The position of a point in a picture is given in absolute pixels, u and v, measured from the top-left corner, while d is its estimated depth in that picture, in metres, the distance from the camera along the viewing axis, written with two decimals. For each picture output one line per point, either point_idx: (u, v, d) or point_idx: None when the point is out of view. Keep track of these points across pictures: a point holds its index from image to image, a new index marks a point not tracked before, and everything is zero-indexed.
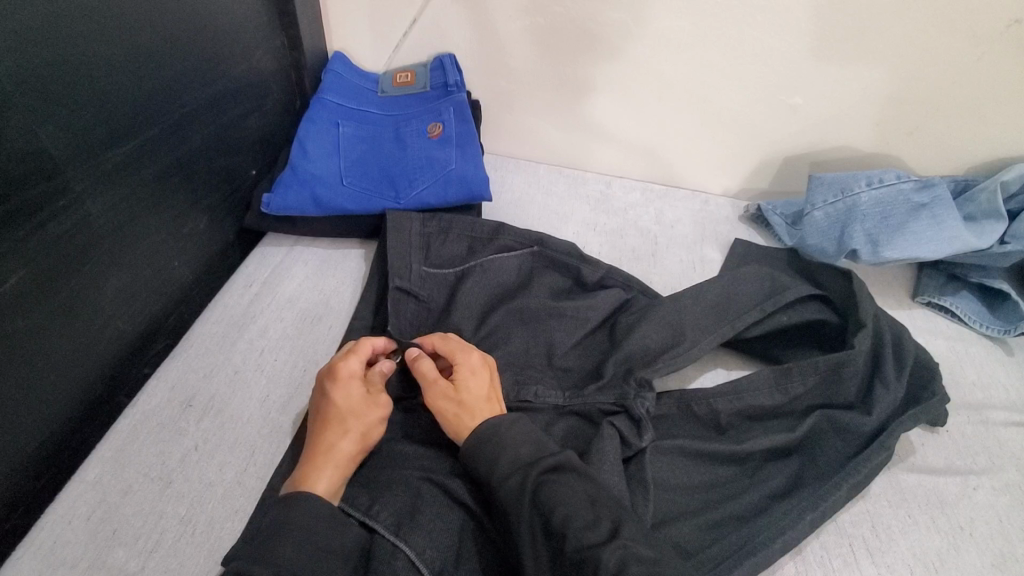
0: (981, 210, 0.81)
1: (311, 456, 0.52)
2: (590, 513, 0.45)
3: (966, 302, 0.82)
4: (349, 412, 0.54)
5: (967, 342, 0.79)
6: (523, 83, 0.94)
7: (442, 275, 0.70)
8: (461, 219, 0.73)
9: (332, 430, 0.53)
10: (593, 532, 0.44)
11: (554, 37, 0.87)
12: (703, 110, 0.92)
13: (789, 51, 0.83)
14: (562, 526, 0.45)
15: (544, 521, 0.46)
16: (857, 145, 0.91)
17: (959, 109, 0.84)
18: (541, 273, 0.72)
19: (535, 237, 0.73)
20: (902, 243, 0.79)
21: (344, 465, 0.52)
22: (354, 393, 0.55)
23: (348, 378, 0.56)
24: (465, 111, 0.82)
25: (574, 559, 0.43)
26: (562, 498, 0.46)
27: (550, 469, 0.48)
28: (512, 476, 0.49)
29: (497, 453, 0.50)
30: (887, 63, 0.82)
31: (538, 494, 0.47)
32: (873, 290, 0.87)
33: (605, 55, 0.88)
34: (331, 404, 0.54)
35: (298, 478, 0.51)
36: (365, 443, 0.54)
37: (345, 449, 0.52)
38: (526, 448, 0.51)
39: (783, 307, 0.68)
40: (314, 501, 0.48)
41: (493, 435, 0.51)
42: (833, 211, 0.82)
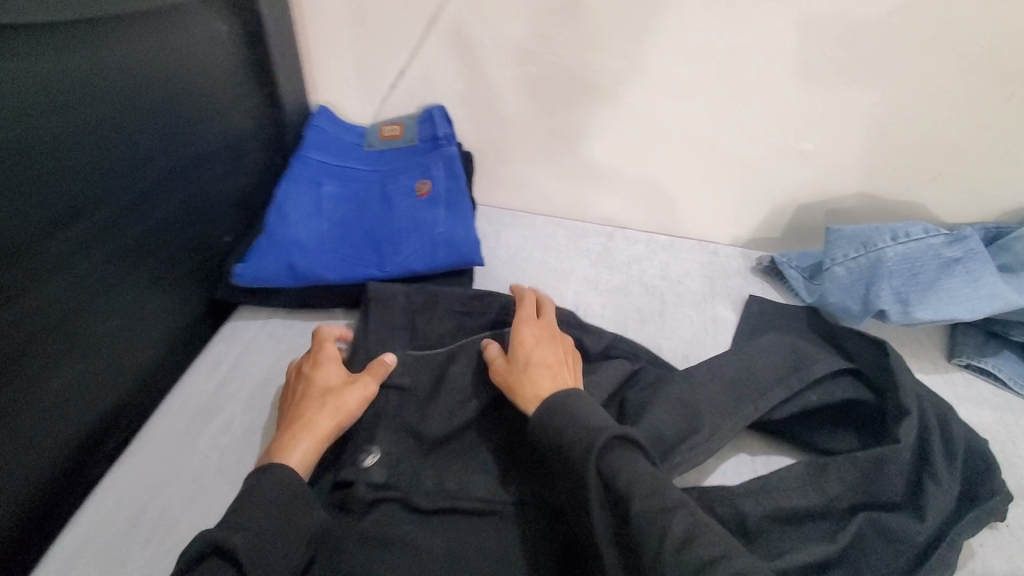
0: (1020, 260, 0.76)
1: (291, 429, 0.56)
2: (655, 482, 0.47)
3: (1008, 363, 0.75)
4: (326, 390, 0.59)
5: (1015, 412, 0.72)
6: (518, 133, 0.89)
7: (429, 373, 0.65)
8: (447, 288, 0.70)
9: (302, 411, 0.58)
10: (657, 501, 0.46)
11: (550, 86, 0.83)
12: (713, 160, 0.86)
13: (804, 96, 0.78)
14: (627, 490, 0.46)
15: (609, 484, 0.47)
16: (876, 192, 0.85)
17: (989, 155, 0.78)
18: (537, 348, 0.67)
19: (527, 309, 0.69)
20: (935, 301, 0.72)
21: (320, 437, 0.55)
22: (332, 373, 0.61)
23: (326, 361, 0.62)
24: (455, 166, 0.78)
25: (637, 521, 0.45)
26: (624, 468, 0.47)
27: (615, 438, 0.49)
28: (578, 442, 0.49)
29: (563, 424, 0.51)
30: (907, 107, 0.76)
31: (604, 463, 0.48)
32: (905, 347, 0.79)
33: (603, 103, 0.83)
34: (310, 383, 0.60)
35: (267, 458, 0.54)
36: (334, 420, 0.57)
37: (310, 424, 0.56)
38: (598, 416, 0.52)
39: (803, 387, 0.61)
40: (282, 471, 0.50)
41: (566, 404, 0.53)
42: (855, 267, 0.76)
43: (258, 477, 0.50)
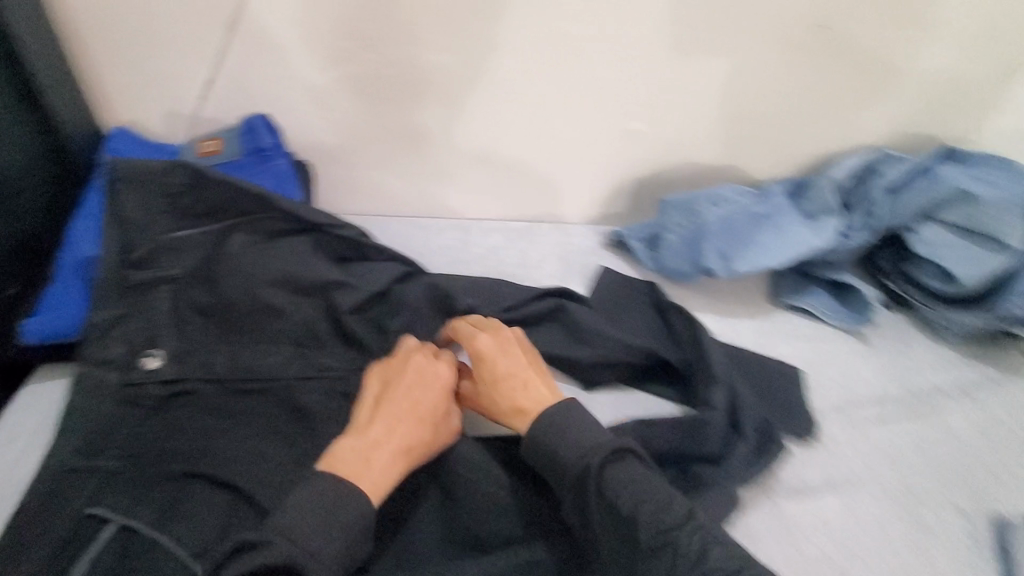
0: (822, 207, 0.86)
1: (364, 457, 0.55)
2: (655, 496, 0.53)
3: (819, 299, 0.85)
4: (418, 426, 0.59)
5: (829, 339, 0.81)
6: (352, 137, 0.85)
7: (256, 368, 0.64)
8: (272, 285, 0.65)
9: (430, 403, 0.60)
10: (669, 513, 0.52)
11: (375, 85, 0.80)
12: (548, 145, 0.88)
13: (619, 77, 0.82)
14: (631, 510, 0.52)
15: (609, 502, 0.53)
16: (701, 159, 0.91)
17: (786, 115, 0.87)
18: (376, 324, 0.69)
19: (367, 289, 0.69)
20: (752, 255, 0.79)
21: (393, 473, 0.56)
22: (400, 404, 0.59)
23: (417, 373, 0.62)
24: (288, 184, 0.78)
25: (649, 542, 0.51)
26: (618, 484, 0.53)
27: (614, 455, 0.54)
28: (575, 458, 0.55)
29: (556, 441, 0.56)
30: (710, 79, 0.82)
31: (602, 480, 0.54)
32: (738, 295, 0.86)
33: (431, 98, 0.82)
34: (371, 416, 0.59)
35: (343, 460, 0.55)
36: (424, 443, 0.59)
37: (392, 453, 0.56)
38: (587, 432, 0.56)
39: (551, 310, 0.73)
40: (359, 503, 0.52)
41: (552, 425, 0.57)
42: (684, 233, 0.82)
43: (340, 497, 0.52)
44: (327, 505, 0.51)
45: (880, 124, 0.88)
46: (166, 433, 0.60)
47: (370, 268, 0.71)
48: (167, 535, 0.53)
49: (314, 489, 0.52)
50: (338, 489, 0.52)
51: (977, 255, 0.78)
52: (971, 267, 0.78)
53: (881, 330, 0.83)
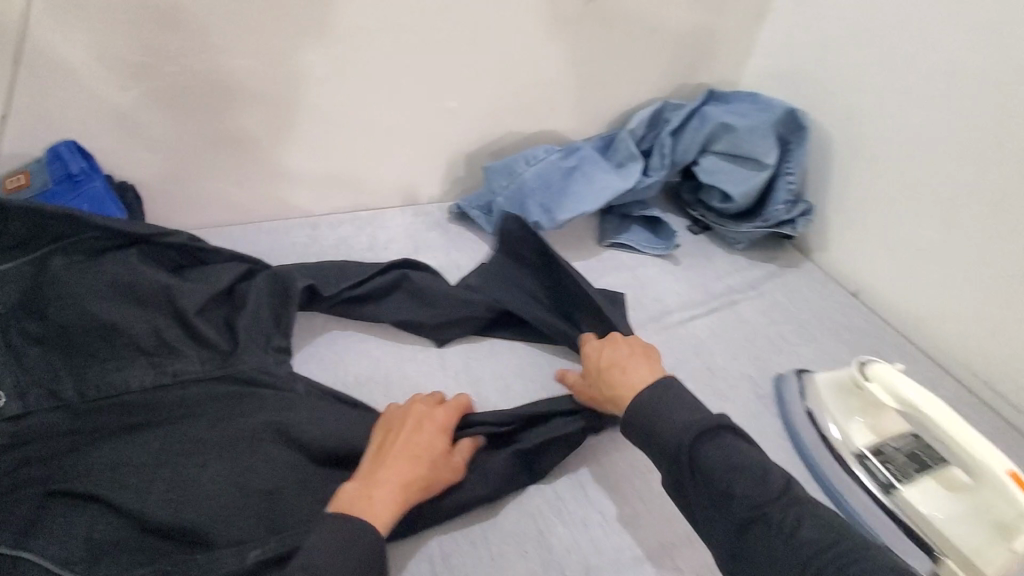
0: (625, 155, 0.99)
1: (365, 500, 0.54)
2: (749, 470, 0.52)
3: (636, 233, 0.98)
4: (427, 457, 0.59)
5: (646, 265, 0.95)
6: (175, 151, 0.86)
7: (106, 385, 0.63)
8: (108, 299, 0.65)
9: (428, 442, 0.60)
10: (758, 490, 0.51)
11: (187, 96, 0.81)
12: (376, 133, 0.94)
13: (426, 63, 0.89)
14: (727, 485, 0.52)
15: (705, 480, 0.53)
16: (520, 129, 1.02)
17: (582, 80, 0.99)
18: (224, 323, 0.72)
19: (208, 291, 0.71)
20: (568, 204, 0.91)
21: (398, 513, 0.55)
22: (437, 440, 0.61)
23: (428, 418, 0.63)
24: (109, 205, 0.79)
25: (746, 514, 0.50)
26: (713, 462, 0.53)
27: (710, 433, 0.54)
28: (681, 433, 0.55)
29: (654, 418, 0.57)
30: (508, 56, 0.93)
31: (699, 454, 0.54)
32: (570, 243, 0.97)
33: (249, 103, 0.85)
34: (420, 440, 0.60)
35: (349, 500, 0.54)
36: (423, 475, 0.58)
37: (392, 488, 0.55)
38: (681, 414, 0.57)
39: (395, 282, 0.79)
40: (365, 537, 0.51)
41: (649, 407, 0.58)
42: (510, 194, 0.92)
43: (349, 536, 0.51)
44: (335, 542, 0.50)
45: (658, 78, 1.04)
46: (15, 466, 0.58)
47: (208, 271, 0.73)
48: (32, 551, 0.51)
49: (321, 531, 0.51)
50: (344, 529, 0.51)
51: (743, 176, 0.95)
52: (739, 186, 0.94)
53: (687, 251, 0.99)
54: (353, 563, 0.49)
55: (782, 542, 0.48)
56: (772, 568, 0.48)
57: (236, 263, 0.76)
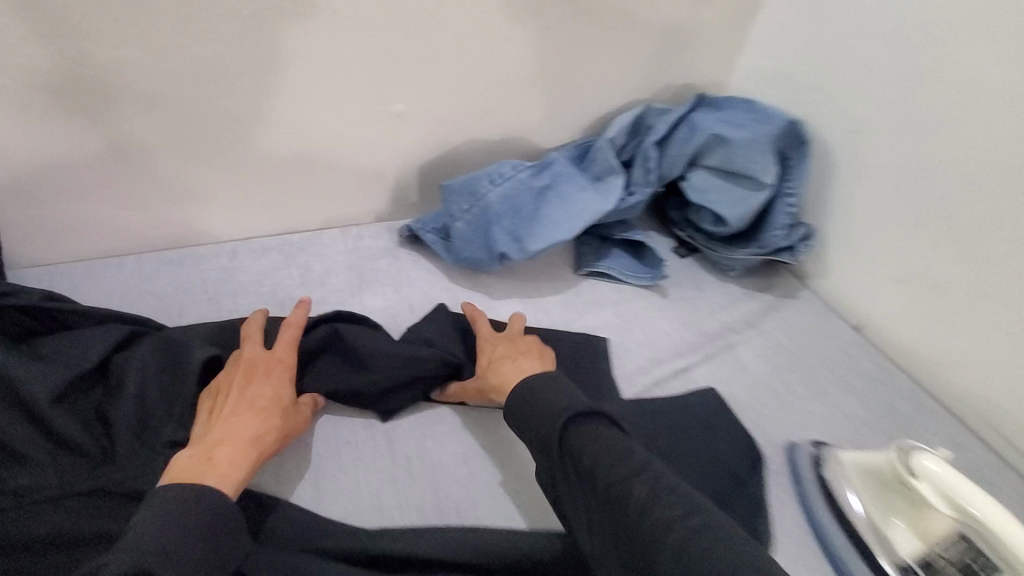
0: (604, 168, 0.85)
1: (206, 451, 0.51)
2: (619, 451, 0.47)
3: (618, 260, 0.85)
4: (268, 400, 0.56)
5: (630, 299, 0.82)
6: (36, 166, 0.67)
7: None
8: None
9: (273, 391, 0.57)
10: (624, 468, 0.46)
11: (44, 96, 0.63)
12: (301, 142, 0.77)
13: (361, 58, 0.72)
14: (593, 466, 0.47)
15: (576, 465, 0.48)
16: (481, 137, 0.86)
17: (554, 81, 0.84)
18: (95, 413, 0.56)
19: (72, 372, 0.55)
20: (540, 232, 0.77)
21: (248, 462, 0.52)
22: (276, 382, 0.58)
23: (256, 359, 0.59)
24: None
25: (604, 493, 0.45)
26: (587, 448, 0.48)
27: (582, 414, 0.50)
28: (552, 419, 0.51)
29: (530, 405, 0.54)
30: (466, 50, 0.76)
31: (569, 438, 0.50)
32: (541, 274, 0.84)
33: (130, 105, 0.66)
34: (258, 386, 0.57)
35: (187, 469, 0.49)
36: (277, 431, 0.55)
37: (241, 447, 0.52)
38: (558, 398, 0.53)
39: (320, 345, 0.64)
40: (212, 497, 0.47)
41: (529, 394, 0.55)
42: (471, 219, 0.77)
43: (188, 498, 0.46)
44: (168, 509, 0.45)
45: (638, 79, 0.89)
46: None
47: (74, 341, 0.58)
48: None
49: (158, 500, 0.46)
50: (185, 495, 0.46)
51: (737, 197, 0.83)
52: (734, 209, 0.82)
53: (676, 281, 0.87)
54: (196, 530, 0.44)
55: (640, 515, 0.43)
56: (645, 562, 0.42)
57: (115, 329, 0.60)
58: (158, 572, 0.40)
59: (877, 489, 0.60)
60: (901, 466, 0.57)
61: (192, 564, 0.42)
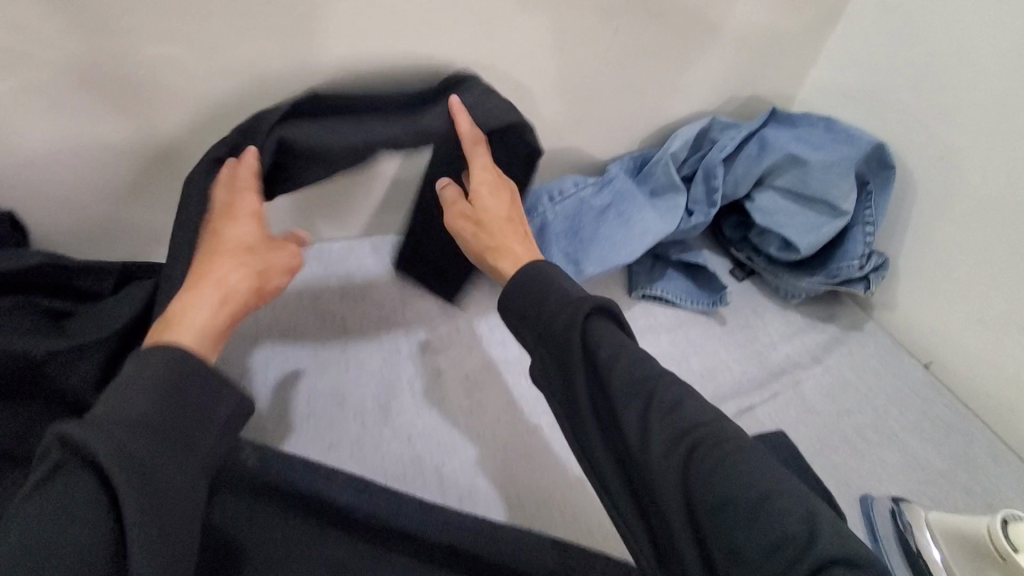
0: (662, 183, 0.80)
1: (177, 314, 0.46)
2: (637, 355, 0.45)
3: (674, 283, 0.80)
4: (240, 247, 0.51)
5: (687, 325, 0.78)
6: (75, 169, 0.64)
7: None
8: None
9: (242, 232, 0.52)
10: (643, 370, 0.45)
11: (82, 94, 0.58)
12: None
13: (420, 61, 0.67)
14: (609, 364, 0.45)
15: (590, 362, 0.45)
16: (536, 145, 0.81)
17: (616, 89, 0.79)
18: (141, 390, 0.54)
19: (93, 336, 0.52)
20: (599, 253, 0.73)
21: (217, 323, 0.47)
22: (251, 228, 0.52)
23: (224, 192, 0.54)
24: None
25: (622, 390, 0.44)
26: (602, 345, 0.45)
27: (597, 312, 0.47)
28: (561, 311, 0.48)
29: (538, 293, 0.50)
30: (530, 54, 0.71)
31: (587, 332, 0.46)
32: (594, 294, 0.78)
33: (175, 105, 0.62)
34: (227, 233, 0.51)
35: (156, 333, 0.45)
36: (255, 273, 0.50)
37: (207, 300, 0.47)
38: (569, 290, 0.49)
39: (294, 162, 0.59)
40: (175, 353, 0.41)
41: (533, 280, 0.51)
42: (527, 236, 0.74)
43: (148, 365, 0.40)
44: (128, 378, 0.39)
45: (704, 89, 0.84)
46: None
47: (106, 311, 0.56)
48: None
49: (128, 369, 0.40)
50: (142, 356, 0.41)
51: (809, 221, 0.78)
52: (805, 235, 0.77)
53: (734, 307, 0.82)
54: (153, 398, 0.39)
55: (658, 425, 0.42)
56: (650, 455, 0.42)
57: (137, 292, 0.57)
58: (112, 460, 0.35)
59: (969, 554, 0.53)
60: (996, 540, 0.50)
61: (152, 438, 0.38)
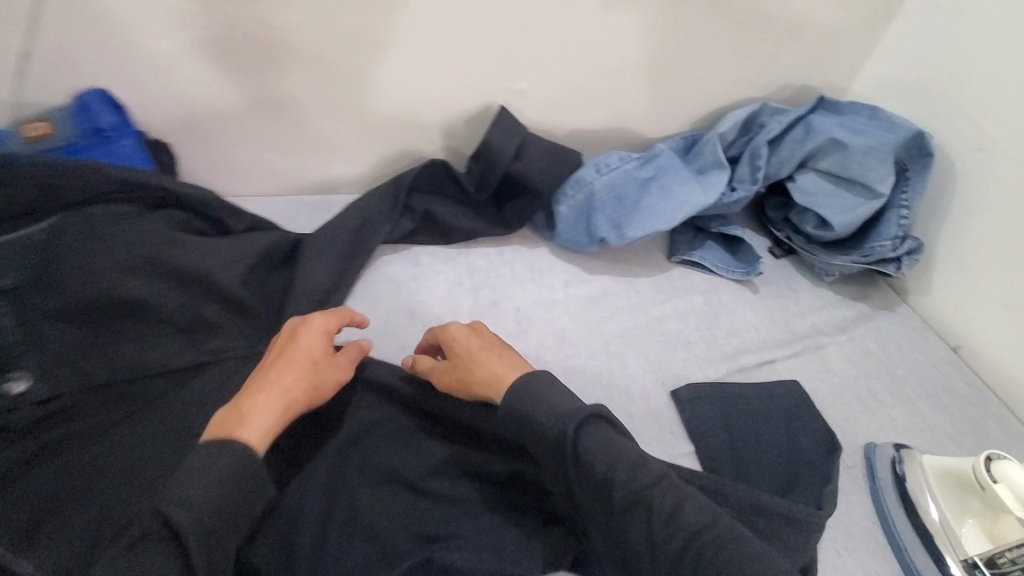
0: (708, 162, 0.87)
1: (236, 413, 0.52)
2: (626, 458, 0.52)
3: (712, 252, 0.87)
4: (301, 352, 0.58)
5: (721, 291, 0.85)
6: (213, 115, 0.78)
7: (140, 364, 0.57)
8: (130, 274, 0.57)
9: (308, 345, 0.58)
10: (635, 476, 0.51)
11: (229, 51, 0.72)
12: (432, 108, 0.84)
13: (500, 37, 0.78)
14: (607, 473, 0.51)
15: (587, 471, 0.52)
16: (595, 118, 0.90)
17: (672, 71, 0.87)
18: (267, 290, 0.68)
19: (243, 252, 0.65)
20: (641, 219, 0.81)
21: (275, 429, 0.53)
22: (318, 340, 0.59)
23: (309, 335, 0.59)
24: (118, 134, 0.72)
25: (624, 501, 0.51)
26: (594, 453, 0.52)
27: (587, 418, 0.53)
28: (552, 423, 0.54)
29: (534, 402, 0.55)
30: (596, 34, 0.80)
31: (578, 441, 0.53)
32: (636, 255, 0.87)
33: (298, 64, 0.75)
34: (294, 343, 0.58)
35: (223, 426, 0.52)
36: (310, 378, 0.57)
37: (270, 412, 0.53)
38: (559, 400, 0.55)
39: None
40: (244, 453, 0.49)
41: (530, 393, 0.55)
42: (576, 204, 0.82)
43: (216, 456, 0.48)
44: (200, 466, 0.48)
45: (756, 75, 0.90)
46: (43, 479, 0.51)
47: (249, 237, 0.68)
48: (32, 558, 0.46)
49: (197, 457, 0.49)
50: (213, 451, 0.49)
51: (846, 202, 0.84)
52: (841, 215, 0.83)
53: (768, 279, 0.88)
54: (221, 484, 0.47)
55: (652, 520, 0.50)
56: (645, 548, 0.50)
57: (266, 224, 0.71)
58: (188, 542, 0.45)
59: (954, 491, 0.63)
60: (979, 472, 0.60)
61: (219, 517, 0.47)
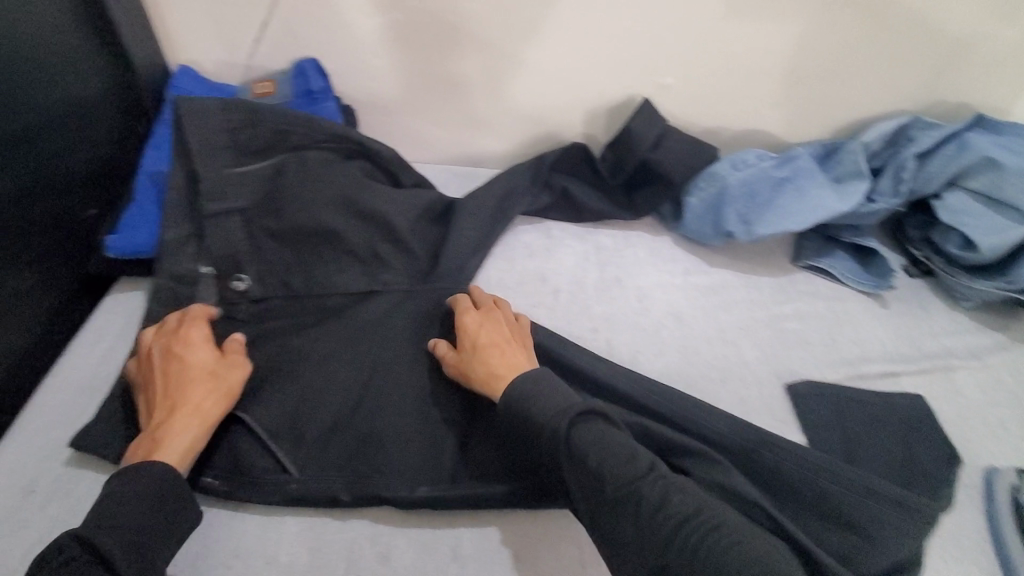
0: (848, 170, 0.86)
1: (175, 432, 0.57)
2: (620, 452, 0.52)
3: (840, 261, 0.86)
4: (192, 371, 0.59)
5: (846, 299, 0.84)
6: (392, 87, 0.89)
7: (330, 283, 0.70)
8: (329, 208, 0.71)
9: (198, 361, 0.60)
10: (630, 468, 0.51)
11: (415, 32, 0.83)
12: (581, 95, 0.90)
13: (655, 33, 0.83)
14: (599, 467, 0.50)
15: (583, 466, 0.51)
16: (735, 118, 0.92)
17: (821, 76, 0.87)
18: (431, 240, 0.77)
19: (413, 204, 0.76)
20: (771, 217, 0.83)
21: (193, 446, 0.57)
22: (200, 355, 0.61)
23: (189, 346, 0.61)
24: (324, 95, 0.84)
25: (613, 494, 0.50)
26: (590, 448, 0.51)
27: (581, 414, 0.54)
28: (551, 419, 0.54)
29: (529, 402, 0.56)
30: (750, 36, 0.83)
31: (575, 438, 0.52)
32: (761, 254, 0.88)
33: (470, 47, 0.85)
34: (179, 363, 0.60)
35: (141, 449, 0.56)
36: (203, 400, 0.59)
37: (199, 431, 0.57)
38: (558, 397, 0.56)
39: None
40: (152, 474, 0.53)
41: (530, 396, 0.56)
42: (706, 197, 0.85)
43: (133, 477, 0.53)
44: (124, 486, 0.52)
45: (911, 87, 0.88)
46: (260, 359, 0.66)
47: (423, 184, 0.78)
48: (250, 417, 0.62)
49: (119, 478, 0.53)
50: (139, 472, 0.53)
51: (997, 225, 0.80)
52: (990, 237, 0.79)
53: (900, 295, 0.86)
54: (135, 503, 0.51)
55: (642, 516, 0.49)
56: (636, 544, 0.48)
57: (429, 185, 0.81)
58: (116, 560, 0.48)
59: None
60: None
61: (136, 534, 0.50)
